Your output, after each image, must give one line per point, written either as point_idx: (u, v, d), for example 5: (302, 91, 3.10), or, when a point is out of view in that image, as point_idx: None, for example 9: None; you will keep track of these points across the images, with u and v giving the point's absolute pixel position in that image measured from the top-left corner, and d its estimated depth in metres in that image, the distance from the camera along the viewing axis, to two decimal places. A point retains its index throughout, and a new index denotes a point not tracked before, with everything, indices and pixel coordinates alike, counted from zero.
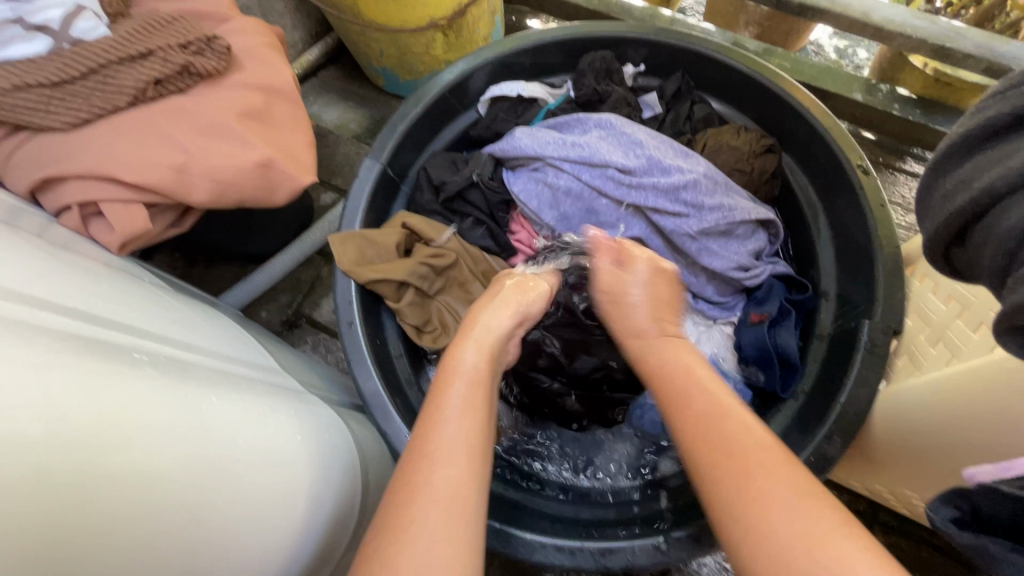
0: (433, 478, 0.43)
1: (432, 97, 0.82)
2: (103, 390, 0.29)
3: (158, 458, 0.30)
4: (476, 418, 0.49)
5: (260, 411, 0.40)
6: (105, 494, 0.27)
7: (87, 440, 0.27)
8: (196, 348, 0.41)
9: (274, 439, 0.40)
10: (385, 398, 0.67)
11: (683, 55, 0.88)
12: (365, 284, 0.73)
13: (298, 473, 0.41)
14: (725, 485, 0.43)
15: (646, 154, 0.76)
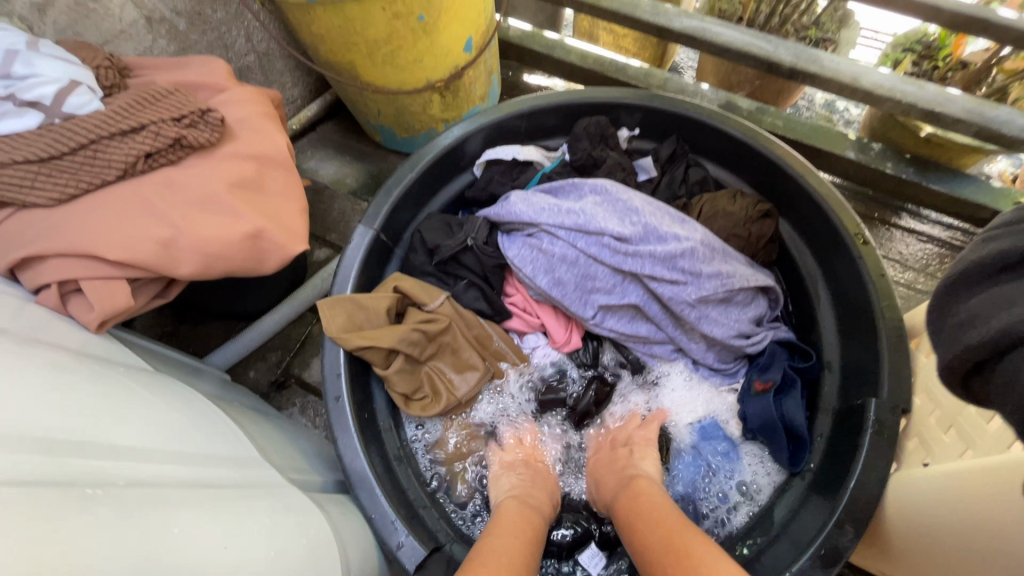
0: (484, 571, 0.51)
1: (428, 161, 0.82)
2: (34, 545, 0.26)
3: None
4: (521, 544, 0.56)
5: (232, 522, 0.38)
6: None
7: None
8: (164, 456, 0.39)
9: (247, 551, 0.37)
10: (372, 478, 0.63)
11: (678, 120, 0.89)
12: (354, 353, 0.71)
13: None
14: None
15: (642, 222, 0.76)
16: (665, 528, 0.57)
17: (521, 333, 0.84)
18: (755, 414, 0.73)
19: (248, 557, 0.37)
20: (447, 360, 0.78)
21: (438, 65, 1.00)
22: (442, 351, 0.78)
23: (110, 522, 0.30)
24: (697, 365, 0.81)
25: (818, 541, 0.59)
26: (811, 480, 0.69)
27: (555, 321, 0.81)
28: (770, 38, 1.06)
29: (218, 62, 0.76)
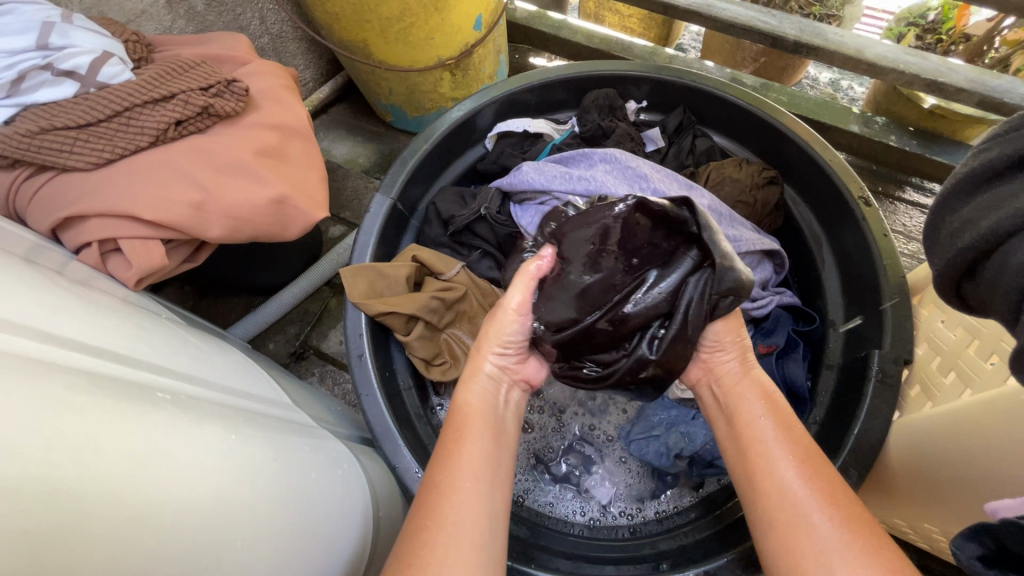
0: (456, 514, 0.45)
1: (442, 132, 0.84)
2: (129, 429, 0.28)
3: (175, 490, 0.29)
4: (489, 453, 0.50)
5: (275, 447, 0.40)
6: (128, 535, 0.26)
7: (111, 483, 0.26)
8: (213, 382, 0.41)
9: (289, 474, 0.39)
10: (394, 431, 0.66)
11: (685, 92, 0.91)
12: (374, 316, 0.73)
13: (313, 511, 0.40)
14: (767, 532, 0.47)
15: (651, 188, 0.75)
16: (744, 442, 0.53)
17: None
18: None
19: (289, 474, 0.39)
20: (463, 324, 0.80)
21: (448, 42, 1.02)
22: (458, 317, 0.80)
23: (182, 422, 0.32)
24: None
25: None
26: (817, 433, 0.71)
27: None
28: (775, 13, 1.08)
29: (238, 38, 0.79)
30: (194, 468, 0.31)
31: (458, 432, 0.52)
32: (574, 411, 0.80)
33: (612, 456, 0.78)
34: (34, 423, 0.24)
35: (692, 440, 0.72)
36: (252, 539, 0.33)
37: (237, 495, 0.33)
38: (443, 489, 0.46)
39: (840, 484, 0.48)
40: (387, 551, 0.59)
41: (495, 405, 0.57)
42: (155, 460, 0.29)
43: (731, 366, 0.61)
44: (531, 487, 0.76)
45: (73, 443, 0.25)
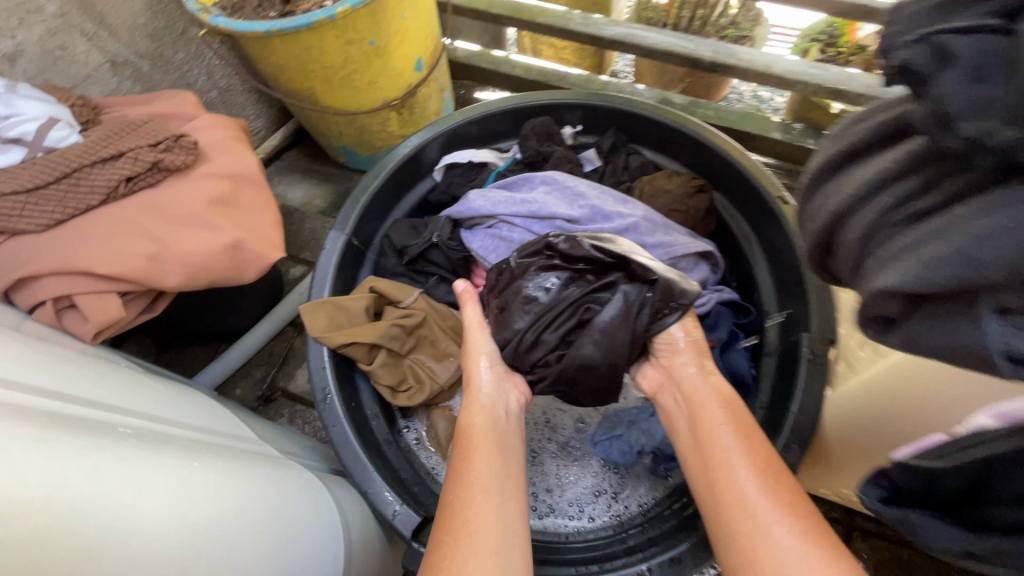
0: (470, 559, 0.49)
1: (391, 168, 0.89)
2: (94, 460, 0.30)
3: (140, 512, 0.31)
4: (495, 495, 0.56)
5: (241, 475, 0.42)
6: (95, 557, 0.28)
7: (73, 509, 0.28)
8: (212, 437, 0.45)
9: (255, 499, 0.41)
10: (364, 460, 0.68)
11: (615, 115, 0.98)
12: (336, 349, 0.76)
13: (280, 536, 0.42)
14: (723, 538, 0.52)
15: (589, 204, 0.81)
16: (706, 450, 0.59)
17: None
18: None
19: (275, 521, 0.42)
20: (425, 349, 0.83)
21: (392, 85, 1.08)
22: (420, 342, 0.83)
23: (146, 454, 0.34)
24: None
25: None
26: (764, 416, 0.76)
27: None
28: (692, 38, 1.18)
29: (186, 94, 0.82)
30: (184, 514, 0.34)
31: (465, 479, 0.57)
32: (535, 429, 0.84)
33: (577, 460, 0.81)
34: (25, 477, 0.26)
35: (652, 436, 0.78)
36: (218, 557, 0.35)
37: (223, 540, 0.36)
38: (456, 537, 0.51)
39: (790, 485, 0.53)
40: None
41: (490, 444, 0.62)
42: (140, 509, 0.31)
43: (689, 369, 0.69)
44: None
45: (41, 477, 0.27)
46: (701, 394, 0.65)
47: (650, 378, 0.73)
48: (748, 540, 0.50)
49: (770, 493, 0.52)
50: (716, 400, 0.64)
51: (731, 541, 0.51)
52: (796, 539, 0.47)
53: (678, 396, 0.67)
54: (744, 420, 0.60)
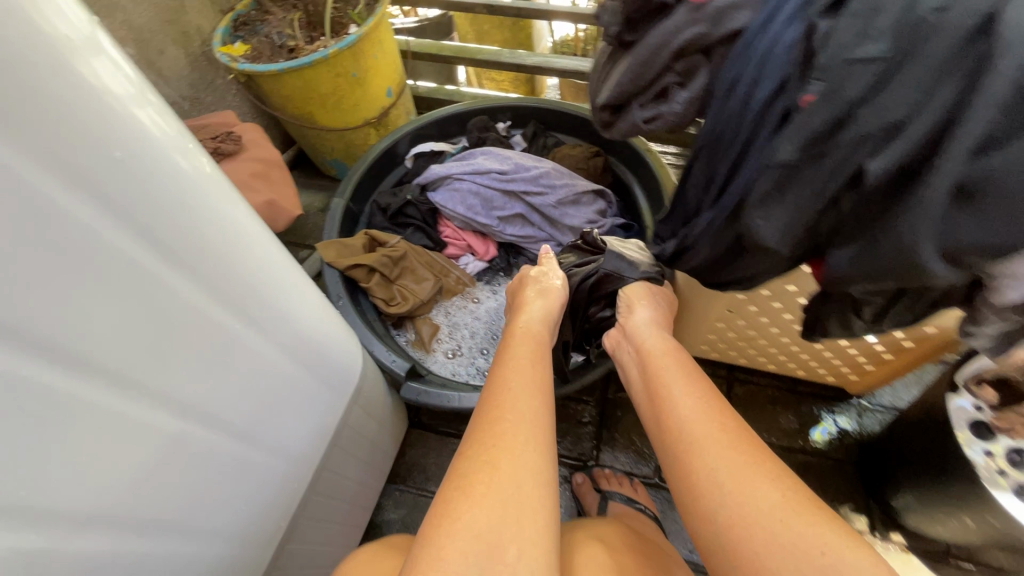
0: (512, 484, 0.55)
1: (374, 156, 1.23)
2: (237, 216, 0.49)
3: (240, 262, 0.50)
4: (524, 426, 0.61)
5: (301, 319, 0.61)
6: (206, 254, 0.46)
7: (213, 219, 0.47)
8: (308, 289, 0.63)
9: (295, 332, 0.60)
10: (370, 334, 0.98)
11: (534, 111, 1.35)
12: (344, 271, 1.07)
13: (293, 361, 0.61)
14: (671, 463, 0.63)
15: (514, 162, 1.16)
16: (660, 395, 0.70)
17: (456, 257, 1.22)
18: None
19: (287, 351, 0.60)
20: (408, 275, 1.15)
21: (370, 107, 1.45)
22: (404, 271, 1.15)
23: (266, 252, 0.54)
24: None
25: None
26: None
27: (475, 240, 1.20)
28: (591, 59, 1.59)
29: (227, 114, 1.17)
30: (255, 294, 0.53)
31: (494, 415, 0.62)
32: (494, 325, 1.15)
33: None
34: (207, 186, 0.45)
35: None
36: (251, 338, 0.54)
37: (297, 315, 0.60)
38: (493, 466, 0.56)
39: (725, 411, 0.65)
40: (375, 395, 0.89)
41: (518, 384, 0.67)
42: (241, 262, 0.50)
43: (644, 329, 0.82)
44: (474, 375, 1.09)
45: (214, 197, 0.46)
46: (658, 348, 0.78)
47: (613, 337, 0.89)
48: (698, 456, 0.60)
49: (716, 418, 0.63)
50: (669, 354, 0.77)
51: (675, 465, 0.63)
52: (737, 450, 0.59)
53: (637, 355, 0.81)
54: (692, 370, 0.73)
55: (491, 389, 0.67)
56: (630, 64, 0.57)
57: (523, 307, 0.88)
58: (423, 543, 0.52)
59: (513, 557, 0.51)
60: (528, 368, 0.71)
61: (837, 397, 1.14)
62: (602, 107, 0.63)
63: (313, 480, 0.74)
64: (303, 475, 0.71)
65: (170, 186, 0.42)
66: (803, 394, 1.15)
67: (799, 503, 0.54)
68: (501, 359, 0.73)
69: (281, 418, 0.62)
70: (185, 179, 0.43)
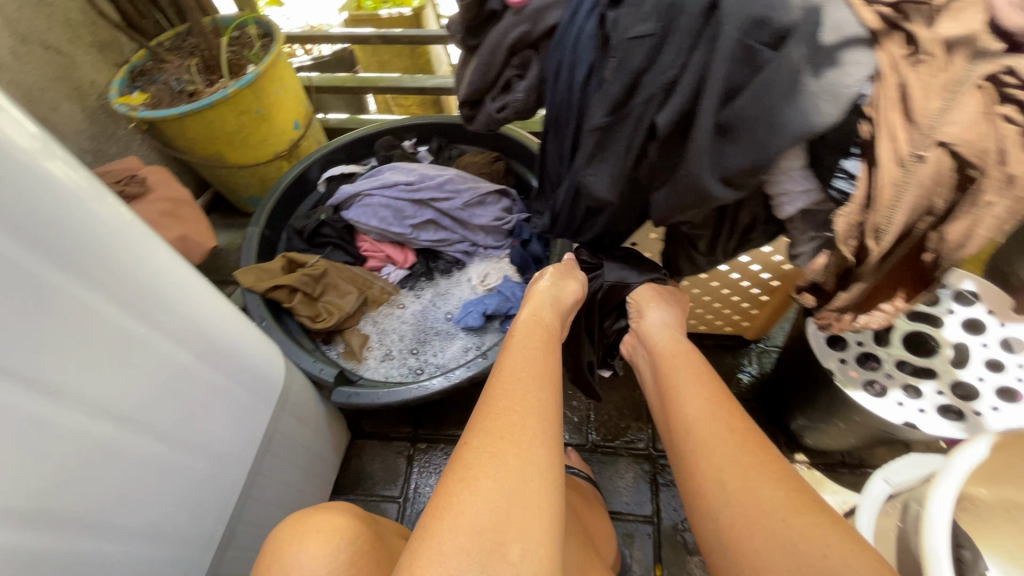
0: (516, 470, 0.50)
1: (285, 184, 1.29)
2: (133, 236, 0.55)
3: (137, 276, 0.56)
4: (531, 414, 0.56)
5: (206, 329, 0.66)
6: (103, 269, 0.52)
7: (108, 238, 0.52)
8: (217, 303, 0.68)
9: (202, 342, 0.65)
10: (296, 348, 1.02)
11: (436, 126, 1.44)
12: (265, 294, 1.11)
13: (202, 369, 0.66)
14: (682, 467, 0.61)
15: (419, 173, 1.25)
16: (671, 395, 0.69)
17: (378, 269, 1.28)
18: (517, 258, 1.21)
19: (197, 360, 0.65)
20: (331, 291, 1.19)
21: (279, 141, 1.50)
22: (327, 288, 1.19)
23: (164, 268, 0.59)
24: (484, 249, 1.28)
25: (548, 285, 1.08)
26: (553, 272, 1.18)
27: (392, 249, 1.26)
28: None
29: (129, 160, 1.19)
30: (155, 305, 0.58)
31: (498, 403, 0.58)
32: (420, 326, 1.21)
33: (451, 335, 1.19)
34: (99, 210, 0.51)
35: (492, 303, 1.17)
36: (155, 347, 0.59)
37: (208, 320, 0.66)
38: (498, 454, 0.51)
39: (735, 410, 0.64)
40: (304, 402, 0.93)
41: (526, 372, 0.63)
42: (138, 277, 0.56)
43: (657, 333, 0.81)
44: (406, 375, 1.14)
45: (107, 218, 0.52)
46: (671, 350, 0.78)
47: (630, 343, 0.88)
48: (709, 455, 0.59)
49: (727, 419, 0.62)
50: (682, 355, 0.76)
51: (683, 470, 0.61)
52: (744, 449, 0.57)
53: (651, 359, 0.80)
54: (706, 372, 0.72)
55: (496, 378, 0.63)
56: (477, 62, 0.67)
57: (532, 295, 0.82)
58: (420, 538, 0.48)
59: (516, 557, 0.46)
60: (536, 357, 0.67)
61: (738, 345, 1.26)
62: (464, 103, 0.73)
63: (245, 488, 0.77)
64: (233, 481, 0.74)
65: (62, 208, 0.47)
66: (709, 347, 1.27)
67: (806, 503, 0.52)
68: (505, 350, 0.69)
69: (198, 424, 0.67)
70: (76, 203, 0.49)
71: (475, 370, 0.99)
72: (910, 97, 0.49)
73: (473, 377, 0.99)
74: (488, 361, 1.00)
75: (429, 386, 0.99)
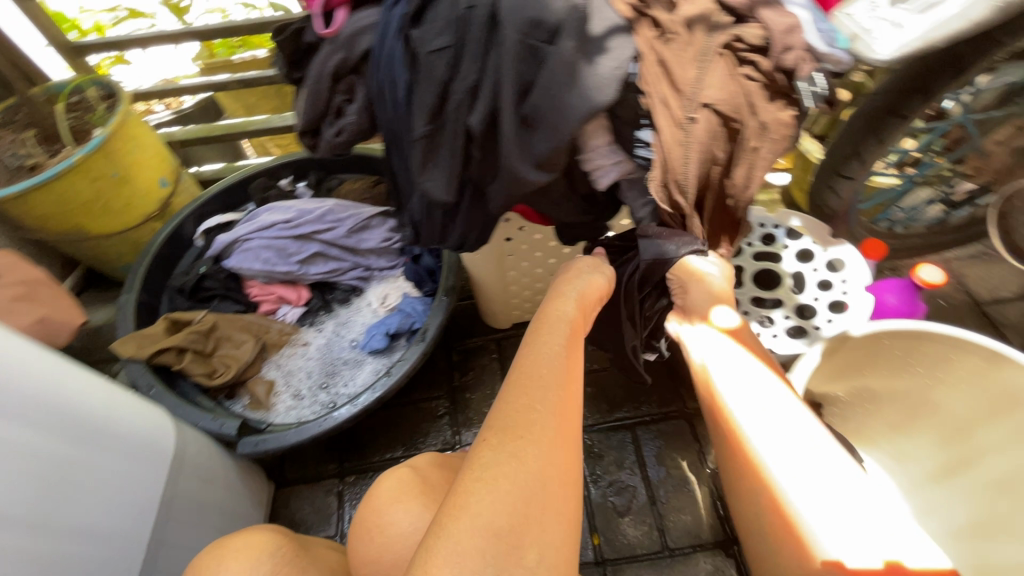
0: (535, 463, 0.47)
1: (156, 244, 1.23)
2: None
3: None
4: (557, 409, 0.53)
5: (67, 405, 0.62)
6: None
7: None
8: (75, 376, 0.64)
9: (65, 419, 0.61)
10: (191, 407, 0.98)
11: (312, 160, 1.43)
12: (149, 360, 1.05)
13: (72, 448, 0.62)
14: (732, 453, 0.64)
15: (297, 209, 1.24)
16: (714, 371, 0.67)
17: (272, 311, 1.25)
18: (410, 274, 1.24)
19: (65, 440, 0.61)
20: (225, 344, 1.15)
21: (145, 201, 1.43)
22: (220, 341, 1.15)
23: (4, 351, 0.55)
24: (379, 271, 1.29)
25: (442, 293, 1.11)
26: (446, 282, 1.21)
27: (284, 289, 1.24)
28: None
29: None
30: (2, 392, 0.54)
31: (520, 392, 0.53)
32: (327, 359, 1.20)
33: (359, 362, 1.19)
34: None
35: (393, 322, 1.18)
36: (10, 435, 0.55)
37: (68, 395, 0.62)
38: (518, 448, 0.48)
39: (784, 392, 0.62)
40: (206, 463, 0.89)
41: (552, 359, 0.58)
42: None
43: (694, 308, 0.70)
44: (318, 409, 1.13)
45: None
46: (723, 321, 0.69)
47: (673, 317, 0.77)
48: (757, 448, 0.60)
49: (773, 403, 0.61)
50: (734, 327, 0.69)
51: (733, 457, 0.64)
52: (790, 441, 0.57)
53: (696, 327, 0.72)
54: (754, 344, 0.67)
55: (523, 362, 0.58)
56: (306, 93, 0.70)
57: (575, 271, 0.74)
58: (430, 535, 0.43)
59: (532, 562, 0.43)
60: (561, 342, 0.61)
61: None
62: (304, 133, 0.75)
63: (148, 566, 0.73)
64: (130, 566, 0.70)
65: None
66: None
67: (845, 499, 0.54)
68: (533, 331, 0.63)
69: (79, 506, 0.63)
70: None
71: (380, 388, 1.00)
72: (670, 69, 0.57)
73: (381, 396, 1.00)
74: (393, 378, 1.01)
75: (337, 415, 0.99)
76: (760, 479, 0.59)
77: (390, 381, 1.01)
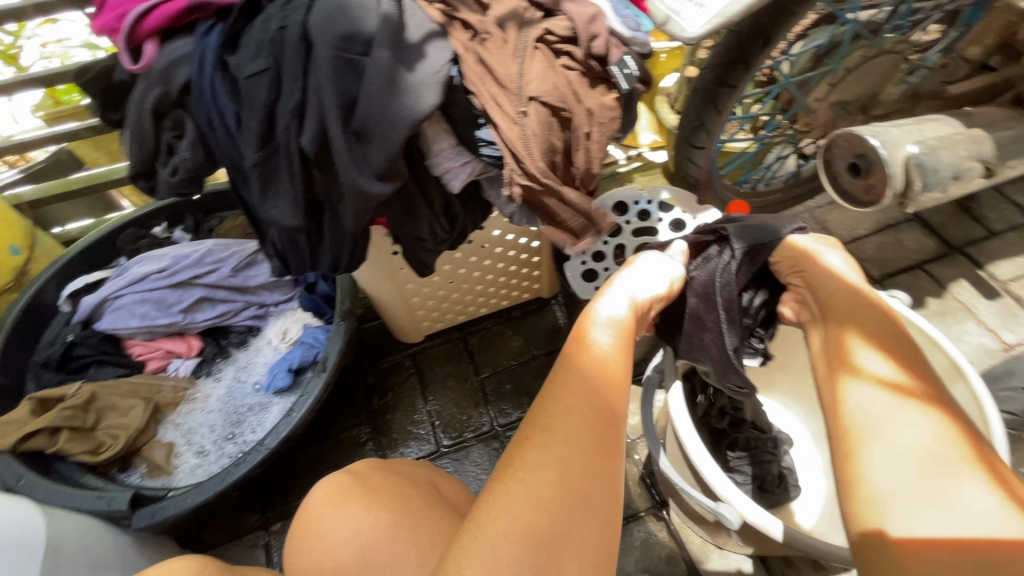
0: (569, 473, 0.44)
1: (10, 319, 1.10)
2: None
3: None
4: (605, 415, 0.48)
5: None
6: None
7: None
8: None
9: None
10: (72, 492, 0.89)
11: (185, 203, 1.33)
12: (16, 448, 0.94)
13: None
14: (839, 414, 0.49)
15: (171, 255, 1.16)
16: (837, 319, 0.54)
17: (162, 368, 1.15)
18: (308, 305, 1.19)
19: None
20: (109, 414, 1.05)
21: None
22: (103, 412, 1.04)
23: None
24: (275, 306, 1.24)
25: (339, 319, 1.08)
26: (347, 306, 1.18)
27: (171, 343, 1.15)
28: None
29: None
30: None
31: (562, 397, 0.48)
32: (230, 407, 1.13)
33: (266, 404, 1.13)
34: None
35: (294, 356, 1.13)
36: None
37: None
38: (557, 457, 0.44)
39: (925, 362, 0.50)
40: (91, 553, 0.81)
41: (610, 364, 0.52)
42: None
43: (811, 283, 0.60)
44: (225, 461, 1.07)
45: None
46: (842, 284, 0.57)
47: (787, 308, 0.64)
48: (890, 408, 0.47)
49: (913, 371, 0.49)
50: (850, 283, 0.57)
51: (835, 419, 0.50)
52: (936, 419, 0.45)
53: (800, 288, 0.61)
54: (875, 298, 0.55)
55: (575, 362, 0.51)
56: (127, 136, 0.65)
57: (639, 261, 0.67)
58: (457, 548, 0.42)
59: None
60: (617, 345, 0.54)
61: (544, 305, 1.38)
62: (138, 178, 0.69)
63: None
64: None
65: None
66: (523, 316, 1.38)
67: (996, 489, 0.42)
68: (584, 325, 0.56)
69: None
70: None
71: (283, 427, 0.96)
72: (489, 67, 0.59)
73: (285, 435, 0.96)
74: (297, 414, 0.97)
75: (240, 464, 0.94)
76: (892, 442, 0.45)
77: (294, 418, 0.97)
